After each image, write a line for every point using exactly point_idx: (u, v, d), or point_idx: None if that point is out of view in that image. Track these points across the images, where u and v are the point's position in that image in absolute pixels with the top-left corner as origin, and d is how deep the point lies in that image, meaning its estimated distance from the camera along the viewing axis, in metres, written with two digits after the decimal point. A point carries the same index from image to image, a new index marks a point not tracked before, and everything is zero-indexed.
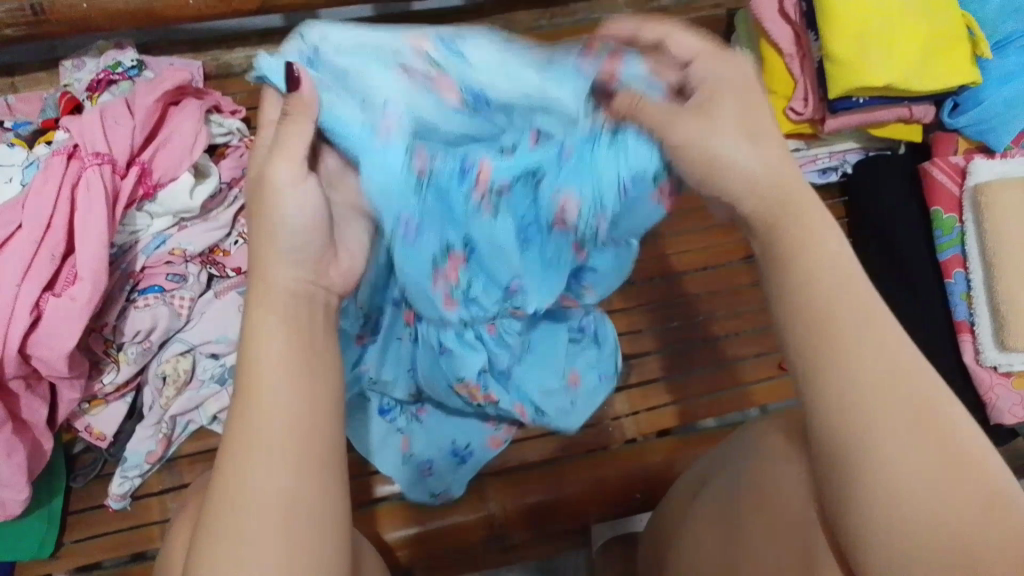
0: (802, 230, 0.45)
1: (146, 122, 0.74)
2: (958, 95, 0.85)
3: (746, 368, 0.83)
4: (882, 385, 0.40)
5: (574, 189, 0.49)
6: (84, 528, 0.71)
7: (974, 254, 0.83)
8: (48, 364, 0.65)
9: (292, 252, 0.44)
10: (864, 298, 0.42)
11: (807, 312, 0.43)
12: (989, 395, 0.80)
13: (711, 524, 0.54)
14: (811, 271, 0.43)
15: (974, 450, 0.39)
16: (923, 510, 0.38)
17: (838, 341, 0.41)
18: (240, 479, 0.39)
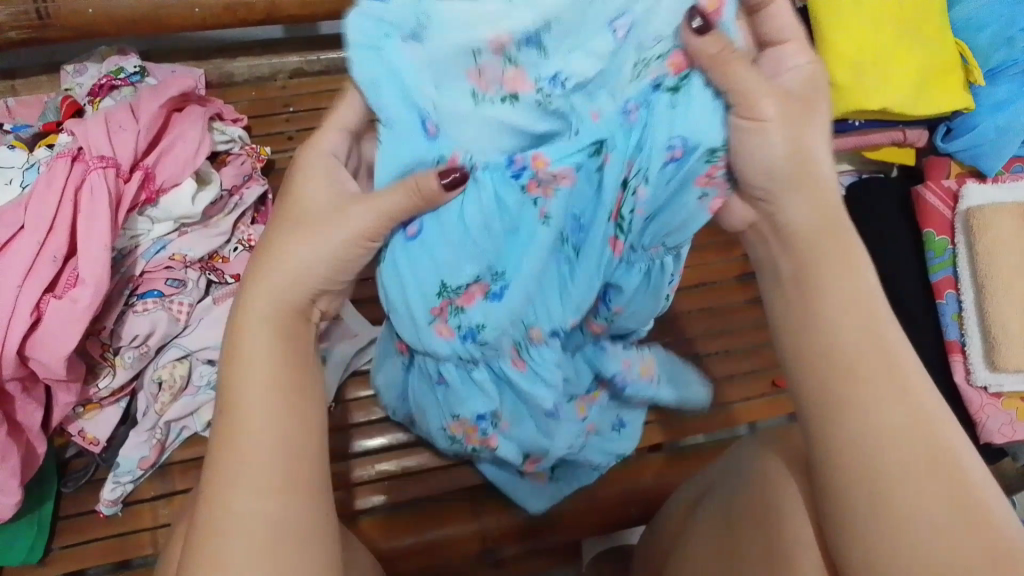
0: (829, 262, 0.46)
1: (150, 127, 0.74)
2: (952, 120, 0.87)
3: (733, 386, 0.83)
4: (896, 420, 0.42)
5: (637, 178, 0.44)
6: (73, 533, 0.70)
7: (966, 277, 0.84)
8: (46, 366, 0.64)
9: (298, 282, 0.46)
10: (888, 336, 0.44)
11: (833, 349, 0.44)
12: (979, 415, 0.80)
13: (710, 537, 0.54)
14: (837, 310, 0.45)
15: (980, 494, 0.40)
16: (916, 541, 0.39)
17: (853, 389, 0.43)
18: (225, 497, 0.40)
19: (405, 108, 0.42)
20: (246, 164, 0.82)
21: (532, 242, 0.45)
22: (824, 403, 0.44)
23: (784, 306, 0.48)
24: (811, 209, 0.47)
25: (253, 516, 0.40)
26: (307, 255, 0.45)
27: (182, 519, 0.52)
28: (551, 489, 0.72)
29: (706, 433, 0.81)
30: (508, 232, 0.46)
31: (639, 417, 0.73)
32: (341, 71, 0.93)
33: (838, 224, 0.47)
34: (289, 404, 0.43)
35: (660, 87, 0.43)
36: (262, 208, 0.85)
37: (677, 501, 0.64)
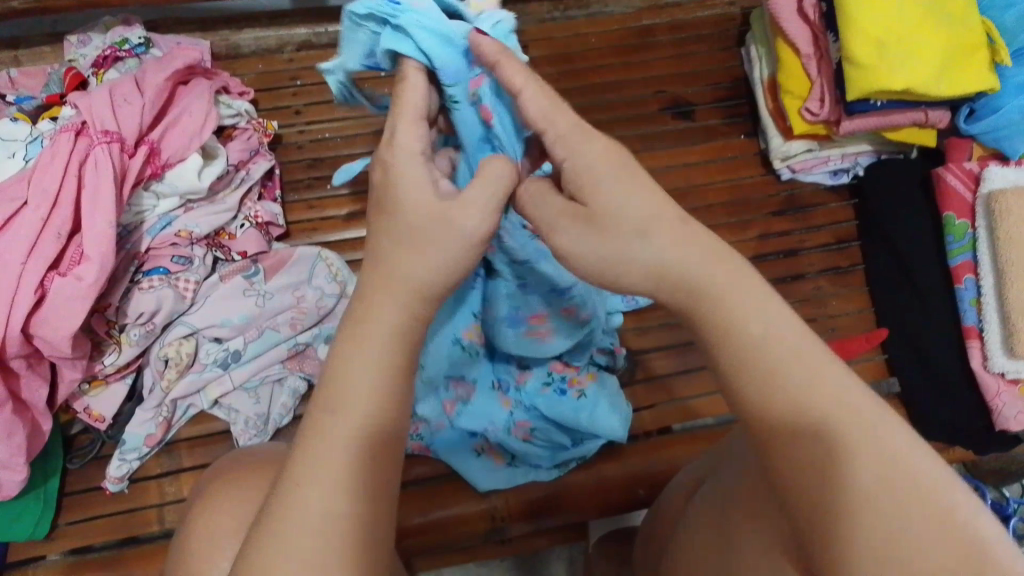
0: (728, 296, 0.38)
1: (156, 101, 0.73)
2: (974, 102, 0.84)
3: (680, 382, 0.82)
4: (847, 442, 0.35)
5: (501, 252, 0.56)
6: (81, 509, 0.71)
7: (985, 262, 0.82)
8: (51, 344, 0.64)
9: (440, 270, 0.39)
10: (798, 365, 0.36)
11: (748, 396, 0.37)
12: (995, 402, 0.79)
13: (703, 524, 0.52)
14: (743, 344, 0.37)
15: (955, 500, 0.34)
16: (902, 562, 0.33)
17: (784, 410, 0.36)
18: (289, 509, 0.34)
19: (456, 51, 0.41)
20: (252, 139, 0.80)
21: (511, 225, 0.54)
22: (767, 446, 0.37)
23: (701, 352, 0.40)
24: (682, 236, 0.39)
25: (320, 525, 0.34)
26: (453, 250, 0.39)
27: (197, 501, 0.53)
28: (505, 474, 0.72)
29: (714, 415, 0.81)
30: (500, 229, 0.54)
31: (601, 416, 0.70)
32: None
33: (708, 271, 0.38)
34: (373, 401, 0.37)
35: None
36: (268, 183, 0.82)
37: (676, 488, 0.62)
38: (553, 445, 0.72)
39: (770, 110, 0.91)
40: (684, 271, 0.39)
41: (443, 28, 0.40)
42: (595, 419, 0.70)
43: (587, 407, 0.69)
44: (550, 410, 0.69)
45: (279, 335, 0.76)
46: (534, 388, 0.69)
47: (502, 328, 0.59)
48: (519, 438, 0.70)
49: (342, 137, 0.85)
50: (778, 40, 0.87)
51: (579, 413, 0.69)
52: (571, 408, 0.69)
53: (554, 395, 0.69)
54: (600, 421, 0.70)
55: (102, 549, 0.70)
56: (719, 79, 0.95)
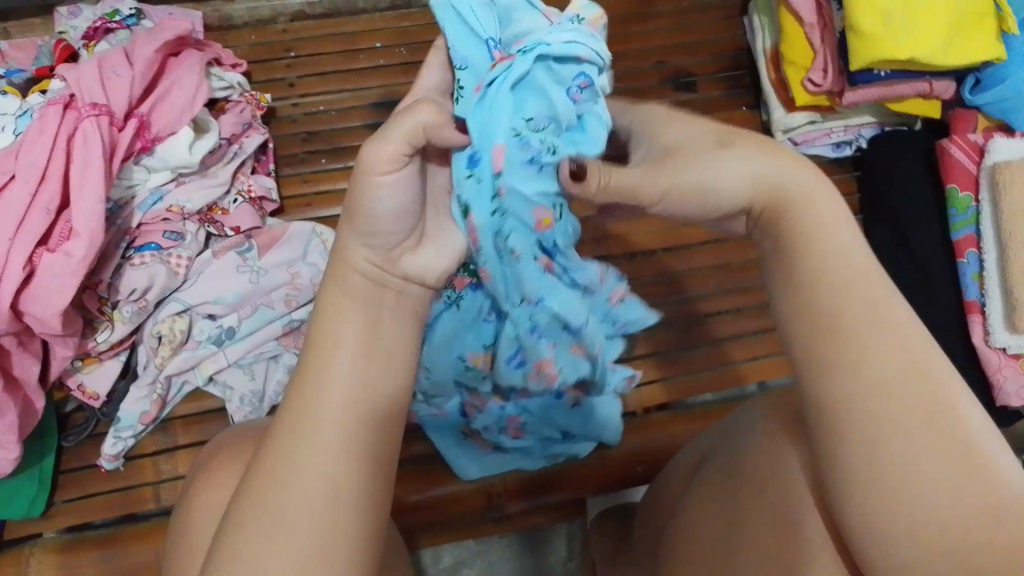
0: (812, 213, 0.40)
1: (146, 72, 0.71)
2: (981, 71, 0.82)
3: (734, 346, 0.81)
4: (897, 375, 0.36)
5: (512, 253, 0.49)
6: (77, 487, 0.71)
7: (988, 235, 0.81)
8: (42, 321, 0.63)
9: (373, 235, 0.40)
10: (875, 288, 0.38)
11: (817, 309, 0.38)
12: (997, 377, 0.79)
13: (706, 502, 0.51)
14: (812, 277, 0.38)
15: (986, 451, 0.35)
16: (923, 525, 0.35)
17: (839, 352, 0.37)
18: (297, 455, 0.36)
19: (480, 43, 0.45)
20: (245, 112, 0.79)
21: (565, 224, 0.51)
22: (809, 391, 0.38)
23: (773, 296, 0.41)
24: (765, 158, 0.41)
25: (319, 482, 0.35)
26: (385, 198, 0.38)
27: (198, 477, 0.53)
28: (493, 460, 0.72)
29: (716, 392, 0.79)
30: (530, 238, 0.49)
31: (590, 428, 0.71)
32: (345, 14, 0.88)
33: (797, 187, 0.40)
34: (369, 350, 0.39)
35: (528, 134, 0.45)
36: (262, 158, 0.81)
37: (676, 465, 0.61)
38: (543, 437, 0.70)
39: (772, 81, 0.89)
40: (780, 194, 0.40)
41: (472, 17, 0.45)
42: (589, 424, 0.70)
43: (582, 415, 0.69)
44: (545, 414, 0.67)
45: (273, 312, 0.75)
46: (546, 404, 0.67)
47: (505, 367, 0.58)
48: (510, 435, 0.69)
49: (336, 111, 0.84)
50: (780, 9, 0.86)
51: (569, 420, 0.69)
52: (566, 417, 0.68)
53: (549, 400, 0.66)
54: (593, 426, 0.70)
55: (101, 527, 0.70)
56: (721, 49, 0.93)
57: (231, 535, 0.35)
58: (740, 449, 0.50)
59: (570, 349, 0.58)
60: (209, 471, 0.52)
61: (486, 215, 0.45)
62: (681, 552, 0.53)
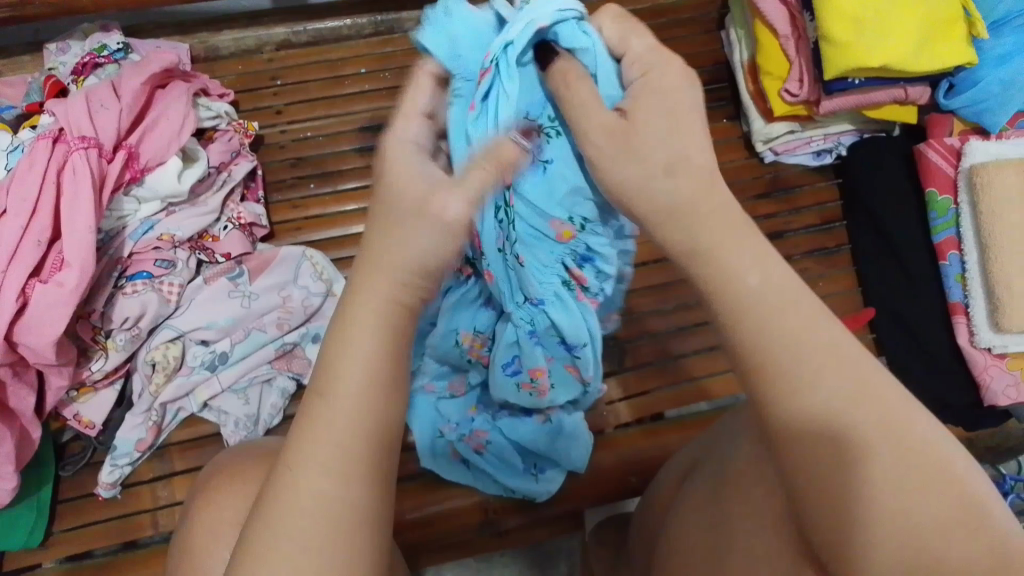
0: (726, 244, 0.38)
1: (133, 105, 0.72)
2: (953, 76, 0.83)
3: (692, 362, 0.82)
4: (844, 399, 0.35)
5: (531, 263, 0.51)
6: (75, 517, 0.71)
7: (968, 236, 0.82)
8: (36, 351, 0.64)
9: (422, 272, 0.40)
10: (803, 315, 0.37)
11: (751, 349, 0.36)
12: (983, 376, 0.80)
13: (697, 509, 0.52)
14: (760, 303, 0.37)
15: (952, 459, 0.34)
16: (913, 531, 0.33)
17: (795, 375, 0.35)
18: (290, 490, 0.35)
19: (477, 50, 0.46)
20: (234, 140, 0.80)
21: (606, 234, 0.52)
22: (774, 419, 0.36)
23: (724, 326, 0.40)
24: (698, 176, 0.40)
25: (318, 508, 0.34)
26: (438, 243, 0.40)
27: (196, 501, 0.54)
28: (456, 471, 0.73)
29: (710, 400, 0.81)
30: (551, 248, 0.51)
31: (563, 455, 0.72)
32: (328, 41, 0.90)
33: (714, 195, 0.40)
34: (376, 383, 0.37)
35: (529, 134, 0.47)
36: (252, 184, 0.82)
37: (667, 474, 0.62)
38: (505, 461, 0.72)
39: (751, 93, 0.91)
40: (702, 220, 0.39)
41: (470, 27, 0.46)
42: (555, 450, 0.71)
43: (556, 443, 0.71)
44: (512, 432, 0.71)
45: (266, 336, 0.77)
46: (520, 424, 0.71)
47: (500, 372, 0.62)
48: (473, 444, 0.72)
49: (323, 136, 0.85)
50: (754, 22, 0.87)
51: (543, 444, 0.71)
52: (534, 429, 0.71)
53: (519, 416, 0.72)
54: (561, 450, 0.71)
55: (100, 556, 0.70)
56: (700, 63, 0.95)
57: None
58: (730, 456, 0.50)
59: (563, 366, 0.63)
60: (205, 494, 0.53)
61: (490, 234, 0.48)
62: (674, 558, 0.53)
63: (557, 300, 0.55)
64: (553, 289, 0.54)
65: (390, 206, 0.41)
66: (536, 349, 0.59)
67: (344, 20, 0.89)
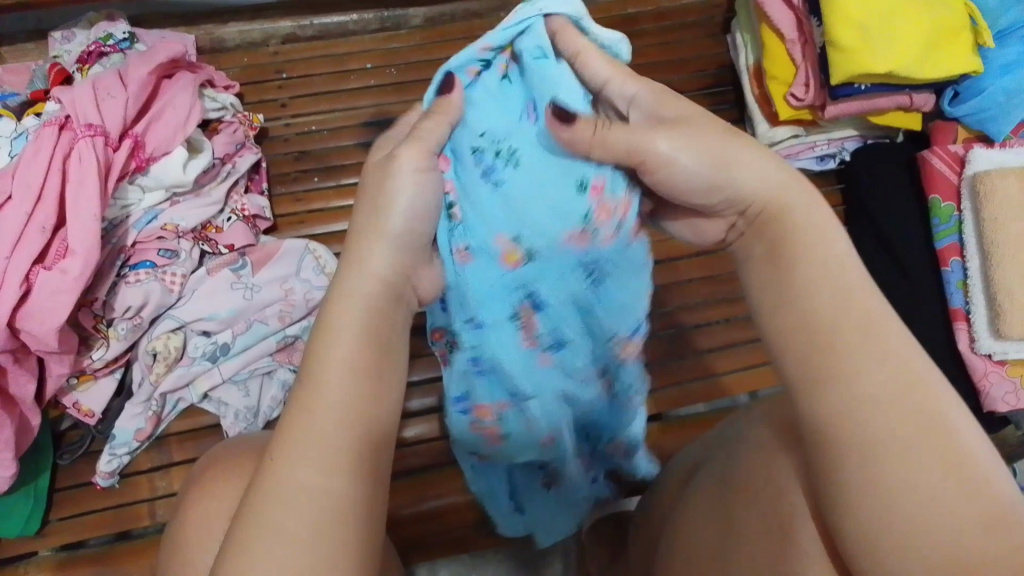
0: (808, 242, 0.40)
1: (139, 94, 0.72)
2: (959, 84, 0.84)
3: (717, 359, 0.82)
4: (887, 391, 0.36)
5: (472, 271, 0.46)
6: (71, 505, 0.71)
7: (971, 243, 0.83)
8: (37, 338, 0.64)
9: (391, 245, 0.42)
10: (870, 306, 0.38)
11: (813, 324, 0.38)
12: (983, 383, 0.80)
13: (702, 510, 0.51)
14: (814, 298, 0.39)
15: (978, 467, 0.35)
16: (927, 531, 0.34)
17: (838, 365, 0.37)
18: (289, 473, 0.36)
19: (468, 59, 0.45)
20: (238, 132, 0.80)
21: (564, 276, 0.48)
22: (806, 405, 0.38)
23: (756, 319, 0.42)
24: (772, 184, 0.42)
25: (312, 494, 0.36)
26: (409, 197, 0.42)
27: (195, 489, 0.54)
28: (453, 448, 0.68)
29: (705, 402, 0.80)
30: (505, 276, 0.47)
31: (541, 500, 0.68)
32: (335, 35, 0.89)
33: (789, 207, 0.42)
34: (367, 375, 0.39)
35: (482, 149, 0.44)
36: (255, 176, 0.82)
37: (670, 475, 0.62)
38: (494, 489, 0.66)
39: (755, 96, 0.91)
40: (782, 203, 0.42)
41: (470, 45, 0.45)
42: (541, 508, 0.68)
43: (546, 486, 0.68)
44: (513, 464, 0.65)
45: (267, 328, 0.76)
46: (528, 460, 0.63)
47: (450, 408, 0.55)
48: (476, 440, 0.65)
49: (327, 130, 0.85)
50: (762, 26, 0.87)
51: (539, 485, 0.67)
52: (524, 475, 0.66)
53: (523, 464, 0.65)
54: (539, 509, 0.68)
55: (96, 545, 0.70)
56: (705, 66, 0.95)
57: (238, 535, 0.35)
58: (736, 457, 0.50)
59: (521, 419, 0.56)
60: (206, 483, 0.53)
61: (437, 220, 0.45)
62: (675, 559, 0.53)
63: (500, 331, 0.49)
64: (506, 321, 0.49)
65: (367, 190, 0.42)
66: (486, 381, 0.52)
67: (350, 14, 0.89)
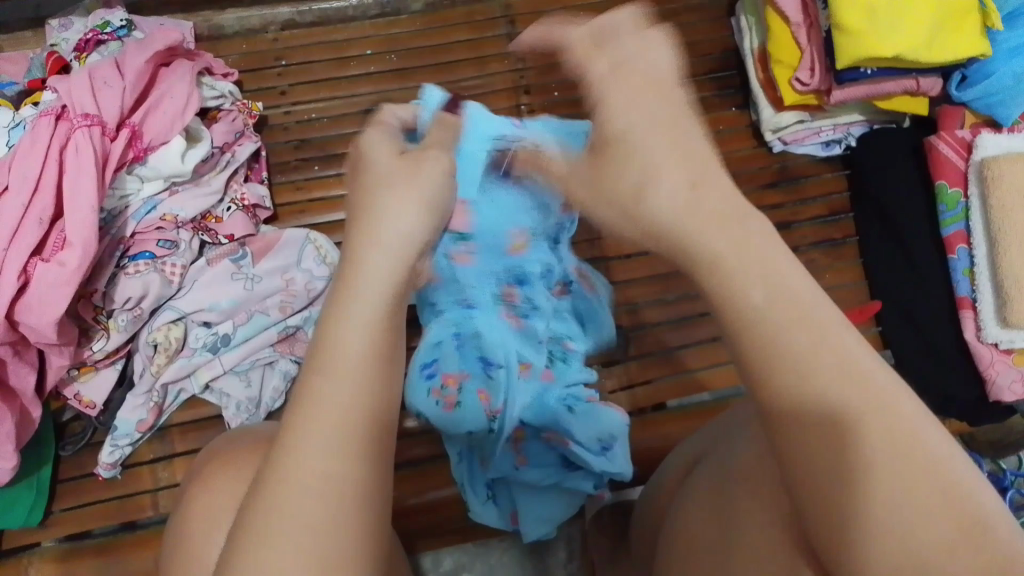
0: (767, 241, 0.38)
1: (136, 84, 0.71)
2: (966, 68, 0.83)
3: (688, 355, 0.80)
4: (860, 412, 0.33)
5: (473, 261, 0.64)
6: (74, 496, 0.72)
7: (978, 230, 0.82)
8: (37, 331, 0.63)
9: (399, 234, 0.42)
10: (829, 319, 0.35)
11: (779, 337, 0.35)
12: (989, 371, 0.79)
13: (705, 505, 0.50)
14: (777, 309, 0.35)
15: (960, 474, 0.33)
16: (924, 555, 0.31)
17: (809, 383, 0.34)
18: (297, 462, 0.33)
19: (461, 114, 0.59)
20: (237, 121, 0.79)
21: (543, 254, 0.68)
22: (780, 426, 0.35)
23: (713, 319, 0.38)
24: (692, 182, 0.40)
25: (321, 484, 0.33)
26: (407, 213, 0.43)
27: (195, 480, 0.54)
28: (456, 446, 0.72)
29: (711, 391, 0.80)
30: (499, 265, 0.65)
31: (527, 510, 0.70)
32: (334, 21, 0.88)
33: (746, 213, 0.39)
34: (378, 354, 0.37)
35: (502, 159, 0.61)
36: (255, 165, 0.81)
37: (672, 466, 0.61)
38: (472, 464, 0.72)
39: (760, 80, 0.90)
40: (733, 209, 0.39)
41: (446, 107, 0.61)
42: (525, 499, 0.70)
43: (543, 501, 0.70)
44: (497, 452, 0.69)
45: (268, 318, 0.76)
46: (505, 465, 0.69)
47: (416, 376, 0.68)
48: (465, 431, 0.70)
49: (327, 118, 0.84)
50: (767, 10, 0.86)
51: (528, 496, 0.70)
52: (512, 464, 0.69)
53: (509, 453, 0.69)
54: (523, 502, 0.70)
55: (100, 535, 0.71)
56: (709, 50, 0.94)
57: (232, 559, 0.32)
58: (739, 448, 0.50)
59: (480, 394, 0.67)
60: (205, 475, 0.53)
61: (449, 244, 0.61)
62: (678, 553, 0.52)
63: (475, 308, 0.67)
64: (486, 302, 0.66)
65: (371, 191, 0.44)
66: (456, 357, 0.67)
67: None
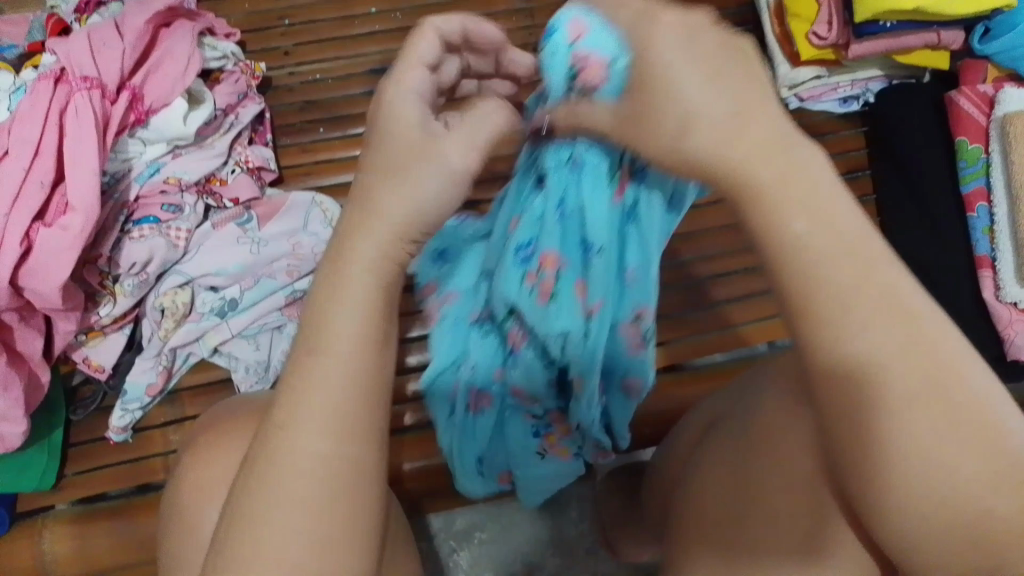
0: (812, 180, 0.35)
1: (137, 44, 0.71)
2: (991, 19, 0.80)
3: (699, 317, 0.79)
4: (896, 362, 0.34)
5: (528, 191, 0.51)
6: (86, 459, 0.72)
7: (999, 186, 0.80)
8: (41, 295, 0.63)
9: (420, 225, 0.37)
10: (879, 263, 0.35)
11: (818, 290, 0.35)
12: (1008, 332, 0.78)
13: (714, 468, 0.50)
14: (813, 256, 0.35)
15: (1000, 411, 0.34)
16: (957, 500, 0.33)
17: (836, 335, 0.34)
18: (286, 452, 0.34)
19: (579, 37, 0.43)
20: (240, 81, 0.78)
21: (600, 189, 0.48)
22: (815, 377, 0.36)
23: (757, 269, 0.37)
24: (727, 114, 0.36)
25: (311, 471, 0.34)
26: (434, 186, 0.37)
27: (198, 444, 0.53)
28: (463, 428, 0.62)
29: (722, 351, 0.79)
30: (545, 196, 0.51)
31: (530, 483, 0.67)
32: None
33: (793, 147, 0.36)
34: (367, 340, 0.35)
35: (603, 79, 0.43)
36: (259, 128, 0.81)
37: (688, 425, 0.60)
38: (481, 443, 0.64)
39: (777, 34, 0.88)
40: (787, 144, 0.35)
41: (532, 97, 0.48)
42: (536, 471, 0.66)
43: (548, 468, 0.66)
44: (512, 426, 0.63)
45: (276, 282, 0.75)
46: (524, 434, 0.64)
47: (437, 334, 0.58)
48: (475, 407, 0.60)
49: (332, 79, 0.83)
50: None
51: (528, 466, 0.66)
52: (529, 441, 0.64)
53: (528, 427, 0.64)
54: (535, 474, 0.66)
55: (114, 497, 0.71)
56: (726, 4, 0.91)
57: (227, 540, 0.34)
58: (750, 409, 0.49)
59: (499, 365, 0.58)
60: (207, 441, 0.52)
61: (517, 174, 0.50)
62: (688, 516, 0.51)
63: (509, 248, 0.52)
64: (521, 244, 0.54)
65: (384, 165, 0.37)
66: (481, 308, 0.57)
67: None
